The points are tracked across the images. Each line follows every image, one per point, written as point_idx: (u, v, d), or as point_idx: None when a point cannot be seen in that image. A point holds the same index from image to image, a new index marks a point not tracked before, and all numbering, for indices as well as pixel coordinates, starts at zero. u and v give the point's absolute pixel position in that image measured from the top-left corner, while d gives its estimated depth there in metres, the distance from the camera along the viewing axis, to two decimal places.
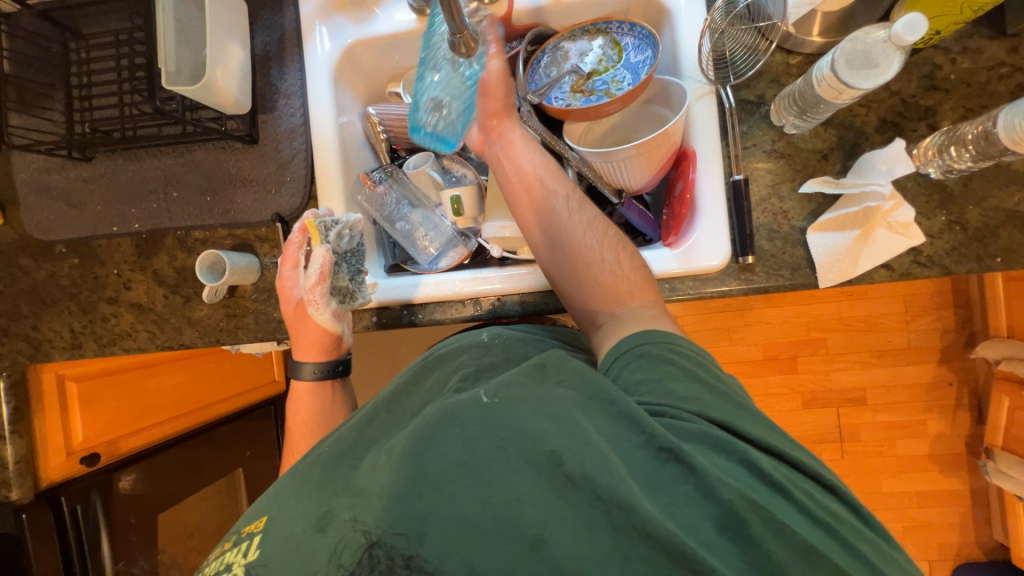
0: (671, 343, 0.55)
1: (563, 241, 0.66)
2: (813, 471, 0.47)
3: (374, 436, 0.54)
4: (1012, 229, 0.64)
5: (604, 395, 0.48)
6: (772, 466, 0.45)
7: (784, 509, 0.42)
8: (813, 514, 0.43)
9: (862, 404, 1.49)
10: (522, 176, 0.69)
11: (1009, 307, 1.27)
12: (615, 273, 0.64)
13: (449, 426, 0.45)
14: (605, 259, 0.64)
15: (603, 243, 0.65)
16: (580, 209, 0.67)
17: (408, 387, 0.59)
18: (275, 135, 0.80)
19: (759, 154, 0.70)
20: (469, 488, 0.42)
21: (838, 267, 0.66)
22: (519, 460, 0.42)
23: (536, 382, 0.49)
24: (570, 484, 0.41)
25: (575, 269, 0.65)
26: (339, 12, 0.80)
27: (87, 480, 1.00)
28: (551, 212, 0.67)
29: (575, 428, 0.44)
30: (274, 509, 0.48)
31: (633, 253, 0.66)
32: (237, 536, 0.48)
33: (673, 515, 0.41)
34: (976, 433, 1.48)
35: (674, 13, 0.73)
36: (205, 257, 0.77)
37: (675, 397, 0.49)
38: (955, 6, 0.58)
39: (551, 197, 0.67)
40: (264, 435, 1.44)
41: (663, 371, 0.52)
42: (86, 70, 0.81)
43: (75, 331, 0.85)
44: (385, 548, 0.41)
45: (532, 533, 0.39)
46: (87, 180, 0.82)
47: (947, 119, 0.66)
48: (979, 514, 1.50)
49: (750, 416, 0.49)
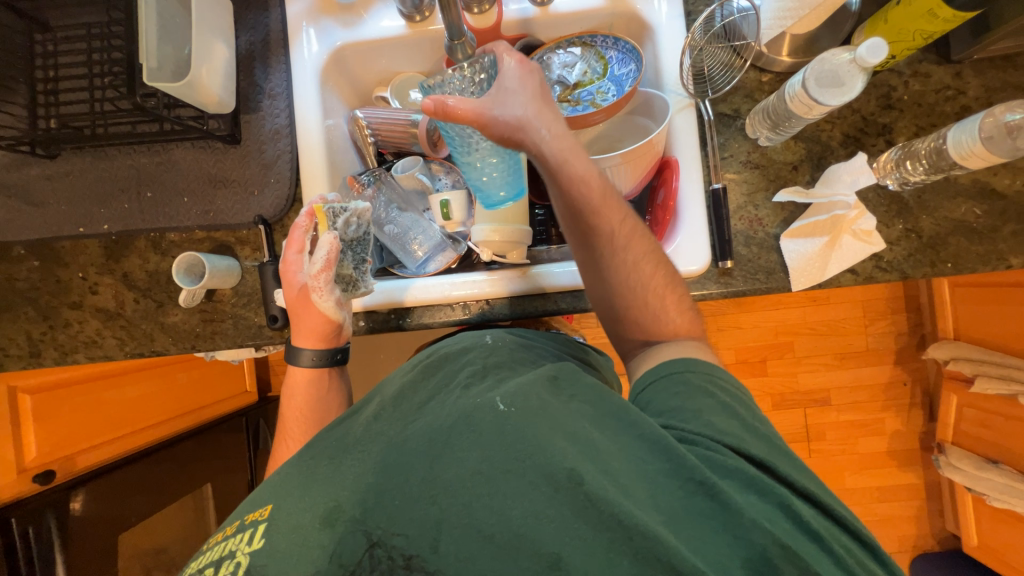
0: (713, 375, 0.55)
1: (608, 281, 0.63)
2: (850, 523, 0.46)
3: (383, 428, 0.52)
4: (959, 238, 0.70)
5: (627, 417, 0.48)
6: (812, 516, 0.44)
7: (820, 561, 0.42)
8: (850, 569, 0.43)
9: (827, 404, 1.57)
10: (565, 206, 0.61)
11: (955, 311, 1.38)
12: (659, 319, 0.62)
13: (470, 447, 0.45)
14: (649, 304, 0.62)
15: (649, 287, 0.62)
16: (627, 247, 0.61)
17: (415, 384, 0.57)
18: (258, 135, 0.78)
19: (735, 164, 0.74)
20: (484, 498, 0.42)
21: (809, 271, 0.70)
22: (537, 476, 0.43)
23: (551, 394, 0.50)
24: (590, 504, 0.41)
25: (617, 309, 0.63)
26: (327, 15, 0.80)
27: (41, 500, 0.92)
28: (594, 251, 0.62)
29: (597, 454, 0.45)
30: (279, 499, 0.49)
31: (682, 295, 0.63)
32: (240, 523, 0.50)
33: (701, 552, 0.41)
34: (929, 429, 1.58)
35: (656, 29, 0.77)
36: (183, 260, 0.74)
37: (714, 429, 0.49)
38: (909, 32, 0.64)
39: (598, 232, 0.61)
40: (235, 447, 1.38)
41: (703, 401, 0.52)
42: (52, 63, 0.77)
43: (33, 338, 0.80)
44: (385, 548, 0.42)
45: (551, 551, 0.40)
46: (51, 178, 0.78)
47: (902, 136, 0.72)
48: (934, 506, 1.60)
49: (791, 463, 0.49)
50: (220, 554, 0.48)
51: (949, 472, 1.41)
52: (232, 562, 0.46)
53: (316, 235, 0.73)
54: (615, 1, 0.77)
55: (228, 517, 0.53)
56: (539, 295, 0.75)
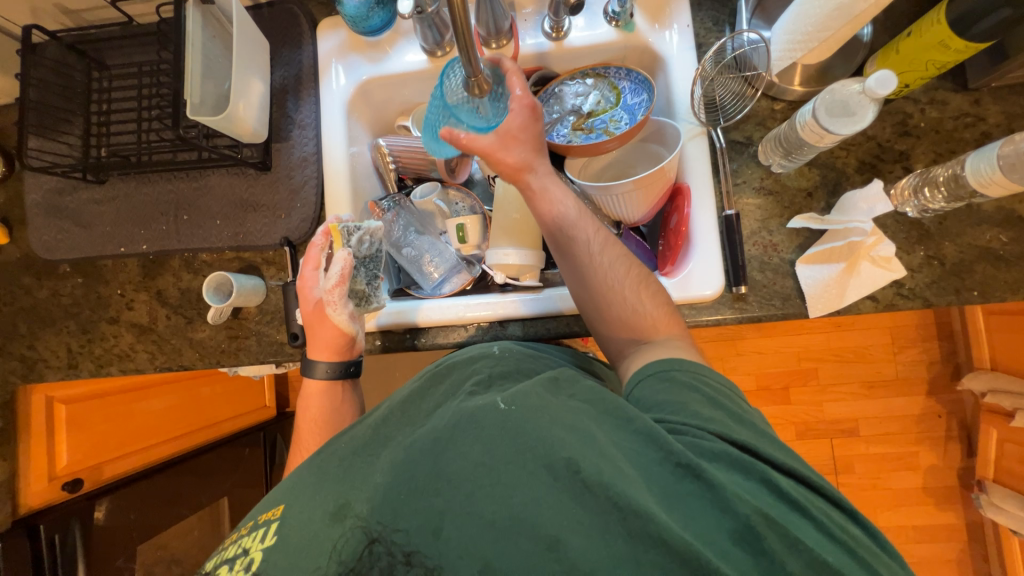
0: (700, 372, 0.56)
1: (587, 282, 0.66)
2: (835, 497, 0.48)
3: (392, 433, 0.55)
4: (985, 265, 0.68)
5: (621, 412, 0.49)
6: (793, 487, 0.46)
7: (803, 529, 0.43)
8: (834, 535, 0.44)
9: (854, 435, 1.51)
10: (547, 220, 0.68)
11: (991, 340, 1.32)
12: (638, 312, 0.64)
13: (470, 429, 0.48)
14: (627, 298, 0.64)
15: (626, 283, 0.65)
16: (604, 252, 0.66)
17: (421, 393, 0.60)
18: (288, 163, 0.83)
19: (748, 190, 0.75)
20: (485, 487, 0.44)
21: (826, 298, 0.69)
22: (537, 465, 0.44)
23: (551, 393, 0.51)
24: (586, 490, 0.43)
25: (600, 309, 0.66)
26: (355, 51, 0.85)
27: (68, 507, 0.97)
28: (573, 256, 0.67)
29: (591, 439, 0.46)
30: (291, 499, 0.52)
31: (657, 291, 0.66)
32: (255, 522, 0.53)
33: (689, 526, 0.42)
34: (968, 465, 1.48)
35: (668, 60, 0.79)
36: (213, 279, 0.78)
37: (700, 418, 0.50)
38: (922, 62, 0.64)
39: (574, 242, 0.67)
40: (252, 462, 1.40)
41: (689, 395, 0.53)
42: (107, 97, 0.85)
43: (73, 350, 0.85)
44: (385, 544, 0.45)
45: (549, 534, 0.41)
46: (98, 203, 0.84)
47: (920, 162, 0.72)
48: (977, 550, 1.49)
49: (775, 444, 0.50)
50: (235, 551, 0.50)
51: (992, 513, 1.32)
52: (245, 558, 0.49)
53: (331, 252, 0.76)
54: (628, 35, 0.80)
55: (246, 516, 0.56)
56: (550, 318, 0.76)
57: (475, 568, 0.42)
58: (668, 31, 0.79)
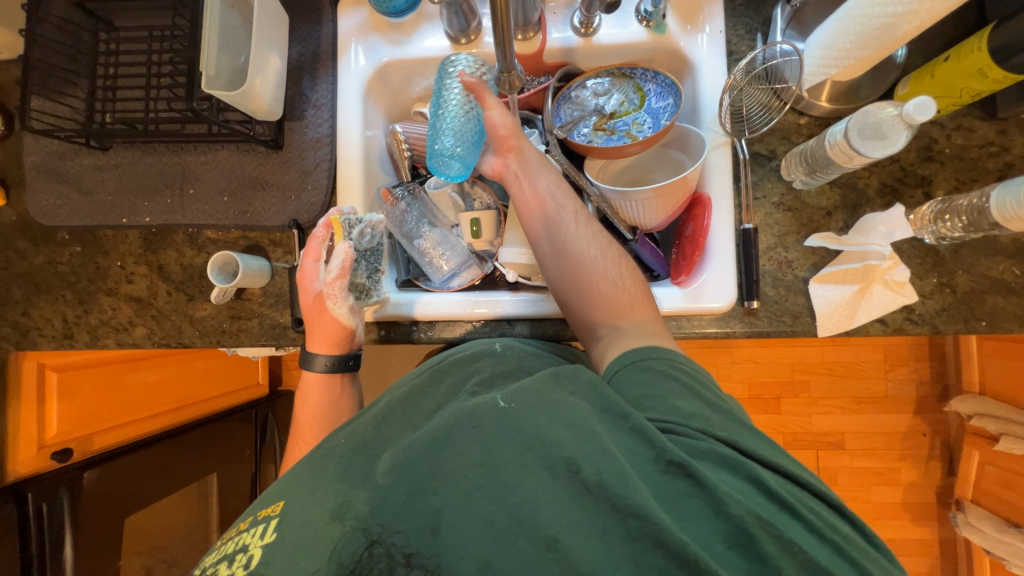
0: (675, 361, 0.57)
1: (568, 254, 0.69)
2: (819, 491, 0.49)
3: (393, 432, 0.55)
4: (996, 296, 0.69)
5: (614, 408, 0.50)
6: (779, 485, 0.47)
7: (793, 528, 0.44)
8: (820, 534, 0.45)
9: (840, 448, 1.53)
10: (535, 193, 0.72)
11: (983, 365, 1.34)
12: (618, 287, 0.67)
13: (467, 425, 0.48)
14: (608, 272, 0.68)
15: (607, 256, 0.69)
16: (586, 228, 0.70)
17: (423, 388, 0.61)
18: (300, 143, 0.81)
19: (767, 205, 0.74)
20: (484, 486, 0.44)
21: (836, 318, 0.69)
22: (537, 465, 0.45)
23: (551, 388, 0.51)
24: (586, 491, 0.43)
25: (579, 282, 0.68)
26: (377, 32, 0.83)
27: (57, 477, 0.96)
28: (558, 228, 0.70)
29: (591, 435, 0.46)
30: (291, 494, 0.52)
31: (635, 270, 0.69)
32: (255, 518, 0.52)
33: (686, 528, 0.43)
34: (947, 484, 1.52)
35: (697, 65, 0.77)
36: (217, 258, 0.76)
37: (679, 413, 0.51)
38: (956, 89, 0.64)
39: (559, 213, 0.71)
40: (244, 439, 1.40)
41: (666, 386, 0.54)
42: (114, 60, 0.81)
43: (68, 320, 0.83)
44: (385, 546, 0.44)
45: (548, 534, 0.42)
46: (101, 170, 0.81)
47: (941, 189, 0.71)
48: (947, 566, 1.54)
49: (756, 438, 0.51)
50: (235, 548, 0.50)
51: (967, 532, 1.35)
52: (245, 554, 0.48)
53: (331, 244, 0.76)
54: (658, 37, 0.78)
55: (245, 513, 0.56)
56: (561, 320, 0.75)
57: (475, 570, 0.42)
58: (700, 35, 0.77)
